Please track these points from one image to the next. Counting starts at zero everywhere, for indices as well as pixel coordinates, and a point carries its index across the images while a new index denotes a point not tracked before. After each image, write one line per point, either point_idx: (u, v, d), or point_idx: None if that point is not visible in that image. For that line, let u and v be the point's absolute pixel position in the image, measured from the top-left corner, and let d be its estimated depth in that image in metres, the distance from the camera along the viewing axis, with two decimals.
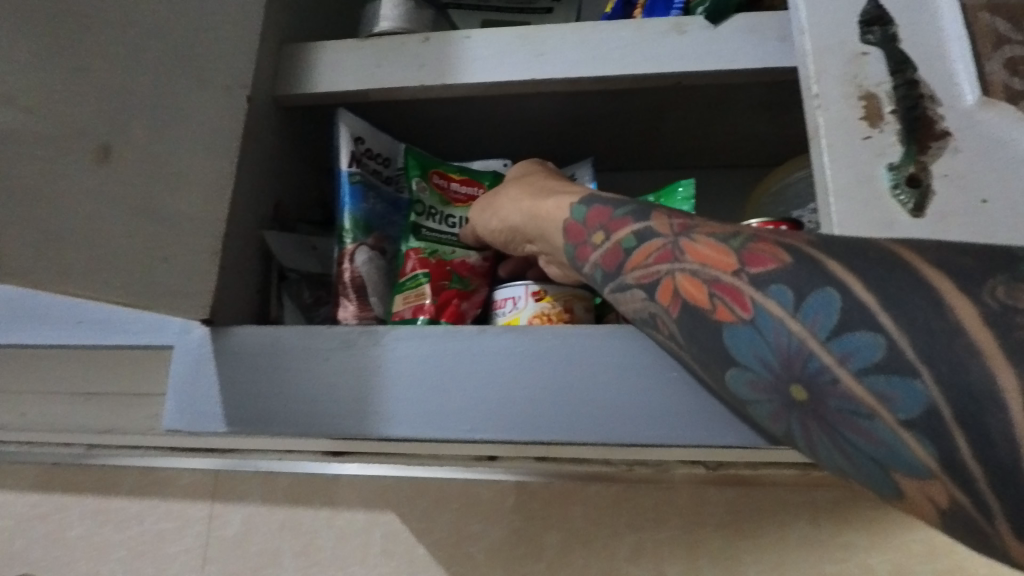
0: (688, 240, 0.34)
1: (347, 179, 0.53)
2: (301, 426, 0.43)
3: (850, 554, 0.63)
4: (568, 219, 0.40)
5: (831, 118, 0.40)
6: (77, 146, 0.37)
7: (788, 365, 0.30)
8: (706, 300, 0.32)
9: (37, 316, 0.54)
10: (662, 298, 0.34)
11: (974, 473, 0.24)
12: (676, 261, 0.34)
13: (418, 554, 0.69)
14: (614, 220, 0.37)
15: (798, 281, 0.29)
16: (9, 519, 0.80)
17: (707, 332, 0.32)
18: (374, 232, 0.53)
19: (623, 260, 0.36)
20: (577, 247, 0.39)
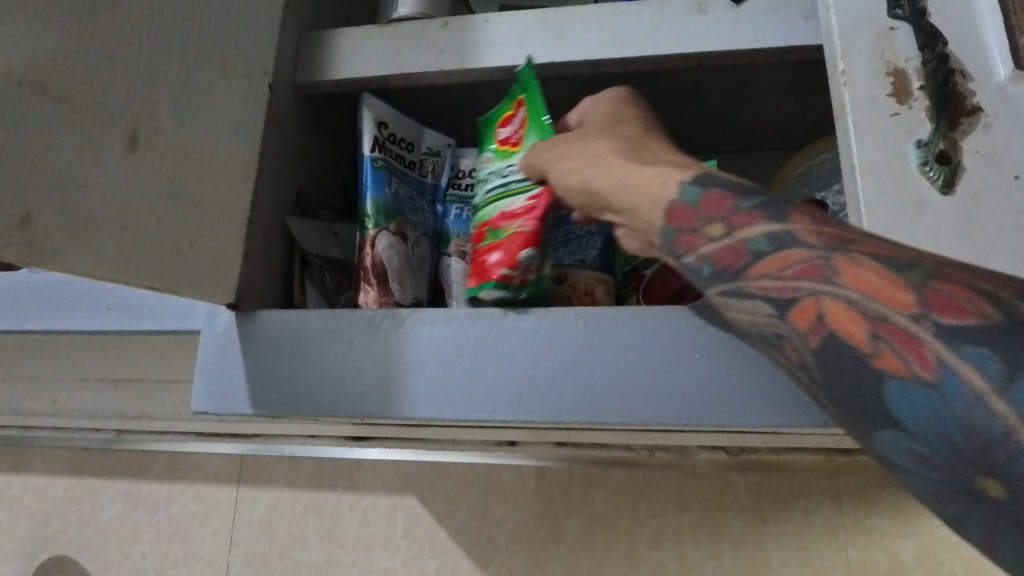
0: (846, 258, 0.27)
1: (370, 164, 0.54)
2: (327, 408, 0.43)
3: (874, 541, 0.62)
4: (673, 201, 0.34)
5: (858, 95, 0.39)
6: (107, 134, 0.38)
7: (976, 441, 0.23)
8: (866, 340, 0.26)
9: (69, 302, 0.55)
10: (801, 324, 0.28)
11: None
12: (825, 281, 0.27)
13: (440, 538, 0.70)
14: (738, 213, 0.32)
15: (1011, 347, 0.23)
16: (44, 502, 0.82)
17: (860, 381, 0.26)
18: (397, 218, 0.54)
19: (745, 263, 0.30)
20: (682, 234, 0.33)
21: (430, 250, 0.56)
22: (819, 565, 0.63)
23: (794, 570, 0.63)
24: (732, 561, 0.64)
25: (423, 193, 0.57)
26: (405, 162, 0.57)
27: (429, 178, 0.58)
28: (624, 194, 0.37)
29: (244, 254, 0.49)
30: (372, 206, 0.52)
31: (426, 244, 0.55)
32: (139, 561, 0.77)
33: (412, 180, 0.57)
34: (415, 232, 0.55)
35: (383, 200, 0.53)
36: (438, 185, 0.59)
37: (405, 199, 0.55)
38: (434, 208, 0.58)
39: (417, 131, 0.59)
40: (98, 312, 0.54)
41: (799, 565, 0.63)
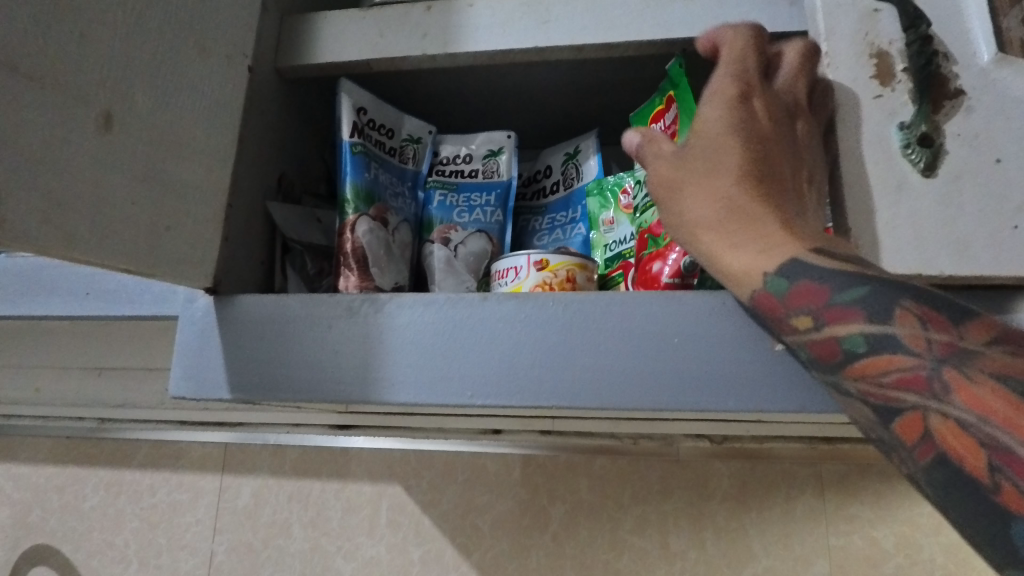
0: (960, 373, 0.27)
1: (349, 150, 0.53)
2: (306, 392, 0.43)
3: (855, 527, 0.63)
4: (760, 291, 0.33)
5: (841, 77, 0.40)
6: (80, 113, 0.37)
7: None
8: (984, 470, 0.25)
9: (47, 287, 0.55)
10: (907, 437, 0.28)
11: None
12: (933, 397, 0.27)
13: (425, 525, 0.70)
14: (831, 308, 0.30)
15: None
16: (27, 491, 0.82)
17: (977, 510, 0.25)
18: (377, 203, 0.53)
19: (843, 362, 0.30)
20: (773, 317, 0.33)
21: (411, 236, 0.55)
22: (801, 552, 0.63)
23: (776, 556, 0.63)
24: (715, 548, 0.65)
25: (404, 179, 0.57)
26: (385, 148, 0.56)
27: (411, 163, 0.58)
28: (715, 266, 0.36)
29: (223, 238, 0.48)
30: (351, 192, 0.52)
31: (407, 229, 0.55)
32: (123, 550, 0.76)
33: (392, 166, 0.56)
34: (395, 218, 0.54)
35: (362, 186, 0.53)
36: (419, 171, 0.58)
37: (385, 185, 0.55)
38: (416, 195, 0.58)
39: (399, 117, 0.58)
40: (77, 297, 0.54)
41: (781, 551, 0.63)
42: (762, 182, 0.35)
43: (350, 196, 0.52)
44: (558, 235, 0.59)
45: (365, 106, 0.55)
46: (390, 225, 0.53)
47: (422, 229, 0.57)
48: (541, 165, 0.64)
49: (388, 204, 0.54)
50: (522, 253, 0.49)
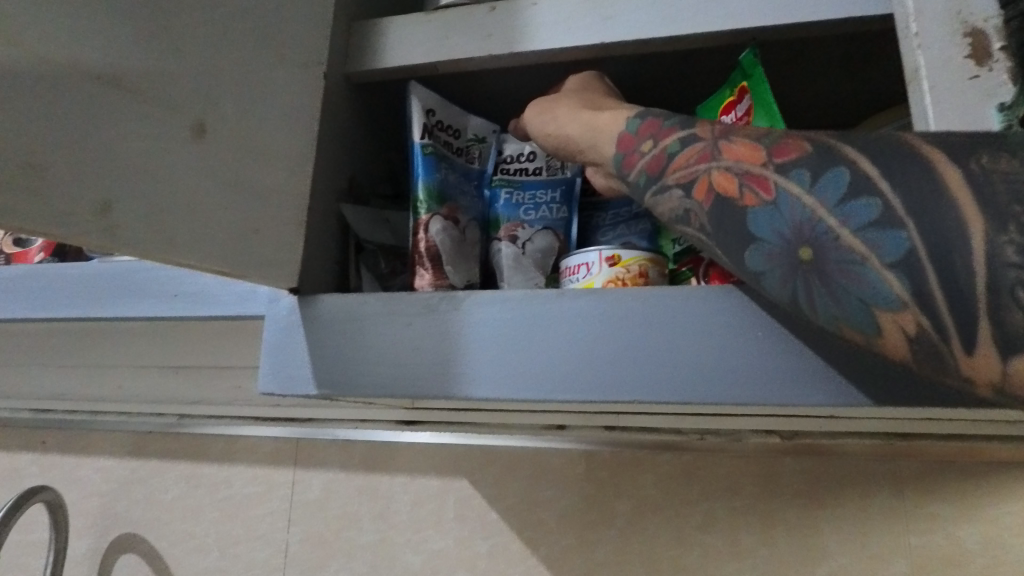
0: (726, 141, 0.34)
1: (419, 151, 0.54)
2: (388, 387, 0.44)
3: (935, 526, 0.61)
4: (620, 132, 0.40)
5: (932, 58, 0.38)
6: (177, 123, 0.39)
7: (798, 231, 0.30)
8: (734, 189, 0.33)
9: (138, 289, 0.58)
10: (696, 195, 0.34)
11: (937, 297, 0.26)
12: (714, 161, 0.34)
13: (490, 519, 0.71)
14: (663, 130, 0.37)
15: (816, 163, 0.31)
16: (112, 483, 0.86)
17: (733, 219, 0.33)
18: (448, 202, 0.54)
19: (666, 165, 0.36)
20: (625, 156, 0.39)
21: (480, 234, 0.56)
22: (878, 550, 0.61)
23: (851, 554, 0.62)
24: (787, 545, 0.63)
25: (471, 177, 0.58)
26: (452, 148, 0.57)
27: (478, 162, 0.59)
28: (590, 144, 0.42)
29: (304, 240, 0.50)
30: (422, 192, 0.53)
31: (476, 228, 0.56)
32: (202, 539, 0.80)
33: (460, 166, 0.57)
34: (464, 216, 0.55)
35: (433, 185, 0.54)
36: (486, 170, 0.59)
37: (453, 184, 0.56)
38: (483, 193, 0.58)
39: (465, 117, 0.59)
40: (165, 298, 0.57)
41: (857, 550, 0.62)
42: (596, 95, 0.47)
43: (421, 196, 0.53)
44: (622, 231, 0.59)
45: (433, 108, 0.56)
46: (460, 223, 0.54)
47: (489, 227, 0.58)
48: None
49: (457, 203, 0.55)
50: (592, 249, 0.49)
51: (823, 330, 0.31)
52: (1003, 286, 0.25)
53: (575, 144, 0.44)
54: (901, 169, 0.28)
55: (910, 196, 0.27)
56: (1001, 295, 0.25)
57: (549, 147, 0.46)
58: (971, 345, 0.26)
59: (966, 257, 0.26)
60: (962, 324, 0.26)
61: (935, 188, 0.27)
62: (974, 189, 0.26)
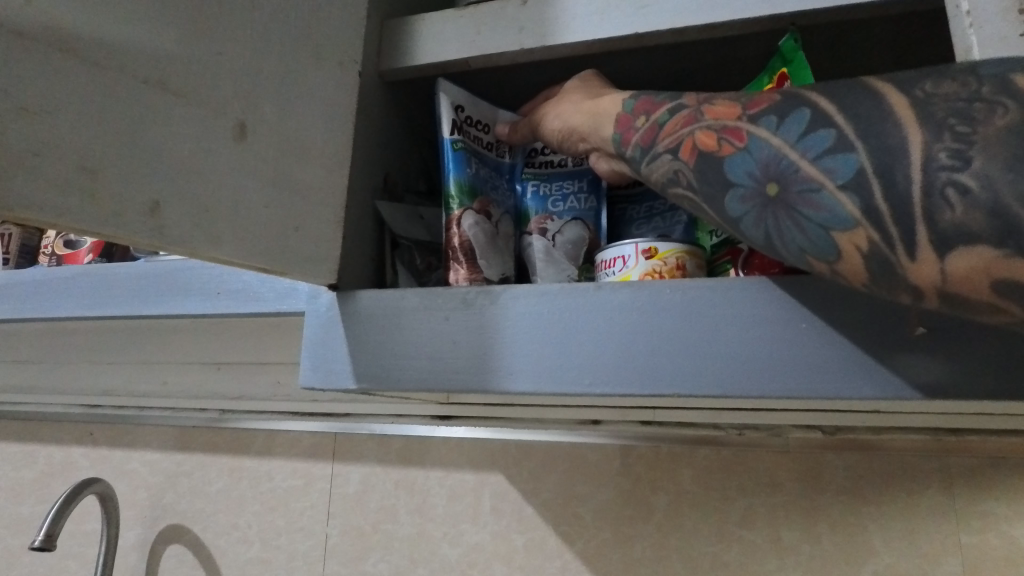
0: (708, 104, 0.36)
1: (450, 147, 0.54)
2: (425, 381, 0.45)
3: (989, 525, 0.58)
4: (618, 112, 0.42)
5: (986, 37, 0.37)
6: (221, 124, 0.40)
7: (765, 170, 0.32)
8: (713, 142, 0.35)
9: (183, 287, 0.60)
10: (681, 154, 0.36)
11: (883, 210, 0.28)
12: (698, 122, 0.36)
13: (527, 513, 0.71)
14: (654, 104, 0.39)
15: (780, 108, 0.33)
16: (159, 475, 0.89)
17: (710, 166, 0.34)
18: (480, 197, 0.54)
19: (658, 134, 0.38)
20: (622, 134, 0.41)
21: (513, 229, 0.56)
22: (928, 549, 0.59)
23: (899, 553, 0.60)
24: (830, 543, 0.62)
25: (500, 172, 0.58)
26: (481, 143, 0.57)
27: (506, 157, 0.59)
28: (593, 129, 0.44)
29: (342, 237, 0.51)
30: (455, 188, 0.53)
31: (507, 222, 0.56)
32: (245, 531, 0.82)
33: (490, 160, 0.57)
34: (496, 211, 0.55)
35: (466, 181, 0.54)
36: (513, 164, 0.59)
37: (484, 179, 0.56)
38: (512, 187, 0.59)
39: (492, 111, 0.59)
40: (209, 296, 0.58)
41: (904, 549, 0.60)
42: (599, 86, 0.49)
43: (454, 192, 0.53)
44: (657, 224, 0.58)
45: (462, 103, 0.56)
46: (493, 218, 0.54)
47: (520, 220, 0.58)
48: None
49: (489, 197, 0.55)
50: (628, 241, 0.49)
51: (793, 262, 0.33)
52: (935, 187, 0.27)
53: (580, 131, 0.46)
54: (856, 103, 0.30)
55: (857, 121, 0.30)
56: (934, 197, 0.27)
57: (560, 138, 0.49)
58: (914, 249, 0.28)
59: (907, 169, 0.28)
60: (906, 234, 0.28)
61: (879, 110, 0.29)
62: (915, 109, 0.28)
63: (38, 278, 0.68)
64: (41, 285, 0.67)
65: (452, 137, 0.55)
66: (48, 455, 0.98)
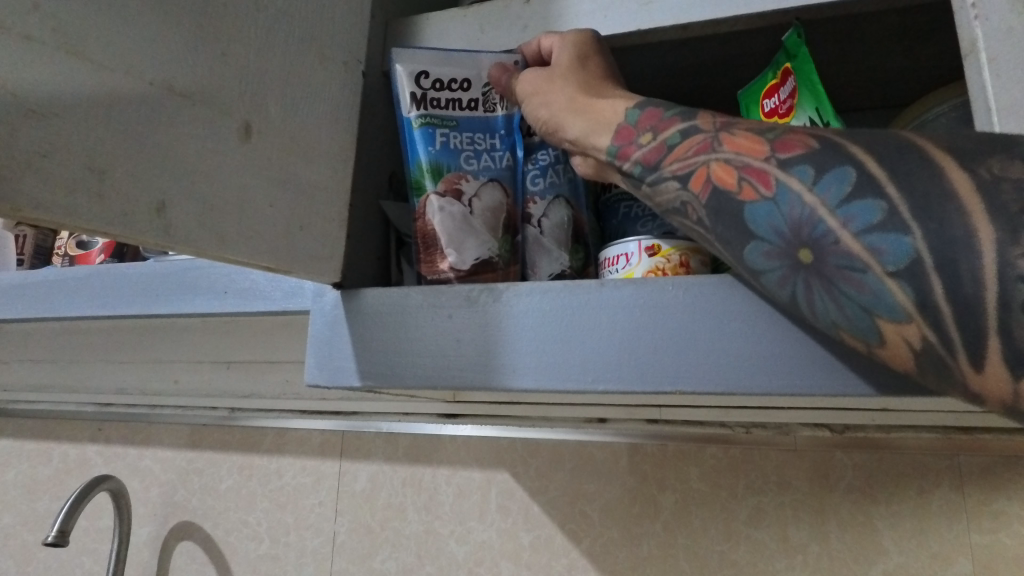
0: (727, 134, 0.35)
1: (410, 126, 0.53)
2: (429, 379, 0.45)
3: (1001, 525, 0.58)
4: (619, 123, 0.40)
5: (992, 29, 0.36)
6: (225, 124, 0.40)
7: (796, 232, 0.31)
8: (734, 182, 0.33)
9: (191, 287, 0.60)
10: (694, 186, 0.35)
11: (944, 310, 0.27)
12: (713, 152, 0.35)
13: (534, 511, 0.71)
14: (664, 121, 0.38)
15: (819, 161, 0.31)
16: (171, 472, 0.90)
17: (733, 214, 0.33)
18: (444, 178, 0.51)
19: (665, 156, 0.37)
20: (623, 147, 0.39)
21: (501, 197, 0.53)
22: (939, 549, 0.59)
23: (910, 553, 0.59)
24: (840, 542, 0.61)
25: (485, 131, 0.54)
26: (457, 104, 0.53)
27: (497, 111, 0.54)
28: (581, 134, 0.42)
29: (346, 236, 0.51)
30: (419, 170, 0.52)
31: (489, 194, 0.52)
32: (255, 528, 0.83)
33: (466, 123, 0.53)
34: (470, 186, 0.52)
35: (430, 158, 0.52)
36: (506, 117, 0.54)
37: (458, 148, 0.52)
38: (506, 146, 0.54)
39: (470, 61, 0.54)
40: (217, 295, 0.59)
41: (915, 548, 0.59)
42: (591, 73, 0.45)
43: (419, 174, 0.52)
44: (663, 221, 0.58)
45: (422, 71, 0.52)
46: (461, 200, 0.51)
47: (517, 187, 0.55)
48: None
49: (462, 170, 0.52)
50: (632, 238, 0.49)
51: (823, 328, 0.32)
52: (1013, 299, 0.25)
53: (567, 135, 0.43)
54: (914, 176, 0.28)
55: (905, 187, 0.28)
56: (1012, 309, 0.25)
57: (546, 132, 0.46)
58: (978, 359, 0.26)
59: (972, 266, 0.26)
60: (970, 341, 0.26)
61: (940, 191, 0.27)
62: (981, 197, 0.26)
63: (52, 278, 0.69)
64: (54, 285, 0.68)
65: (412, 113, 0.53)
66: (64, 452, 1.00)
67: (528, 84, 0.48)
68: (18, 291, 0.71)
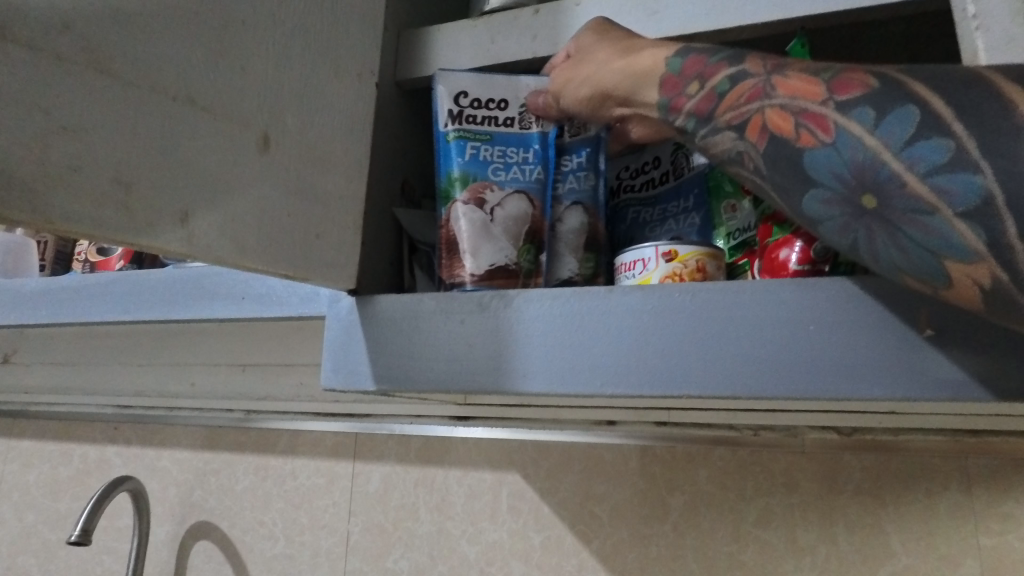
0: (781, 75, 0.33)
1: (444, 138, 0.53)
2: (442, 382, 0.46)
3: (1009, 527, 0.58)
4: (663, 74, 0.38)
5: (994, 40, 0.37)
6: (246, 137, 0.42)
7: (859, 177, 0.29)
8: (790, 129, 0.31)
9: (210, 292, 0.62)
10: (749, 135, 0.33)
11: (1013, 248, 0.26)
12: (766, 97, 0.33)
13: (544, 512, 0.72)
14: (709, 67, 0.36)
15: (881, 99, 0.29)
16: (189, 473, 0.92)
17: (788, 159, 0.32)
18: (469, 186, 0.52)
19: (715, 105, 0.35)
20: (672, 99, 0.37)
21: (529, 210, 0.53)
22: (947, 551, 0.59)
23: (917, 555, 0.60)
24: (847, 544, 0.62)
25: (517, 148, 0.54)
26: (491, 120, 0.54)
27: (531, 129, 0.54)
28: (631, 91, 0.41)
29: (361, 242, 0.52)
30: (449, 182, 0.53)
31: (513, 205, 0.52)
32: (271, 528, 0.84)
33: (498, 138, 0.54)
34: (493, 197, 0.52)
35: (461, 171, 0.53)
36: (540, 136, 0.55)
37: (490, 161, 0.53)
38: (538, 160, 0.54)
39: (507, 83, 0.55)
40: (235, 300, 0.60)
41: (922, 550, 0.60)
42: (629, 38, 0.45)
43: (449, 186, 0.53)
44: (671, 226, 0.59)
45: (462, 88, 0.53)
46: (483, 207, 0.52)
47: (545, 202, 0.54)
48: (648, 155, 0.64)
49: (491, 182, 0.52)
50: (648, 244, 0.49)
51: (885, 274, 0.31)
52: None
53: (616, 97, 0.43)
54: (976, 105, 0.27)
55: (968, 120, 0.27)
56: None
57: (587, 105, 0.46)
58: None
59: None
60: None
61: (1001, 116, 0.26)
62: None
63: (74, 284, 0.71)
64: (76, 290, 0.70)
65: (446, 126, 0.53)
66: (84, 453, 1.02)
67: (558, 72, 0.49)
68: (41, 296, 0.73)
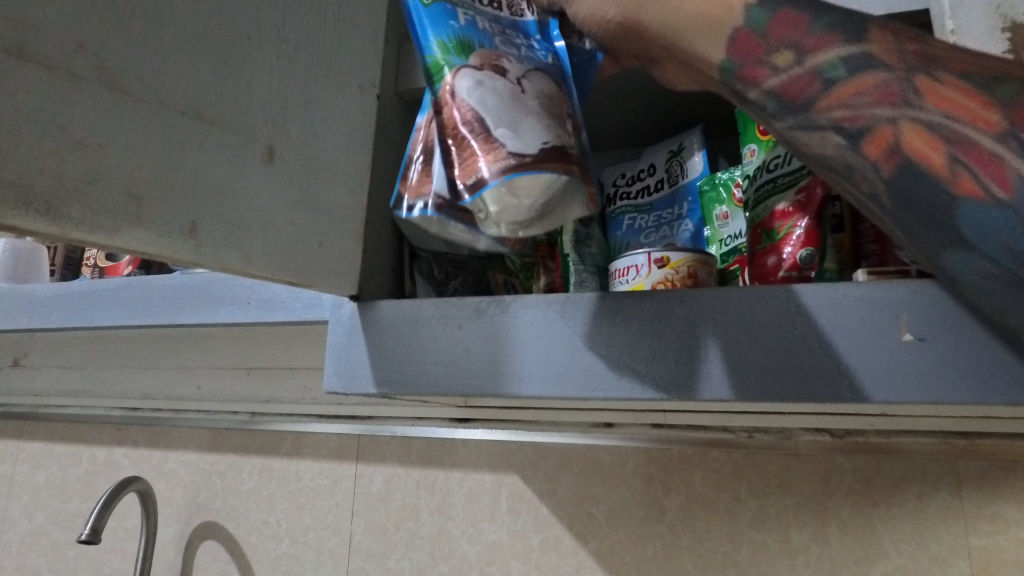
0: (930, 81, 0.30)
1: (417, 5, 0.44)
2: (441, 386, 0.48)
3: (1000, 529, 0.59)
4: (738, 27, 0.34)
5: None
6: (252, 150, 0.43)
7: None
8: (944, 165, 0.29)
9: (216, 297, 0.64)
10: (872, 149, 0.30)
11: None
12: (906, 109, 0.30)
13: (543, 513, 0.73)
14: (815, 39, 0.32)
15: None
16: (195, 474, 0.94)
17: (934, 204, 0.29)
18: (475, 54, 0.42)
19: (819, 92, 0.31)
20: (745, 65, 0.34)
21: (554, 83, 0.43)
22: (937, 551, 0.60)
23: (908, 555, 0.61)
24: (839, 544, 0.63)
25: (512, 28, 0.46)
26: (476, 1, 0.46)
27: (526, 15, 0.48)
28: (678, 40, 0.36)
29: (362, 249, 0.54)
30: (440, 48, 0.43)
31: (536, 79, 0.42)
32: (275, 528, 0.86)
33: (490, 15, 0.46)
34: (510, 61, 0.42)
35: (456, 36, 0.43)
36: (535, 20, 0.47)
37: (486, 33, 0.44)
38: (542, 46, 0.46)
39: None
40: (240, 306, 0.62)
41: (913, 550, 0.61)
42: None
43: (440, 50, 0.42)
44: (666, 232, 0.61)
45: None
46: (502, 78, 0.41)
47: (568, 75, 0.45)
48: (644, 164, 0.66)
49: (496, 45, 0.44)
50: (641, 251, 0.51)
51: None
52: None
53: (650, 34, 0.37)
54: None
55: None
56: None
57: (603, 24, 0.39)
58: None
59: None
60: None
61: None
62: None
63: (83, 290, 0.73)
64: (87, 296, 0.72)
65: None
66: (92, 454, 1.04)
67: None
68: (52, 302, 0.75)
